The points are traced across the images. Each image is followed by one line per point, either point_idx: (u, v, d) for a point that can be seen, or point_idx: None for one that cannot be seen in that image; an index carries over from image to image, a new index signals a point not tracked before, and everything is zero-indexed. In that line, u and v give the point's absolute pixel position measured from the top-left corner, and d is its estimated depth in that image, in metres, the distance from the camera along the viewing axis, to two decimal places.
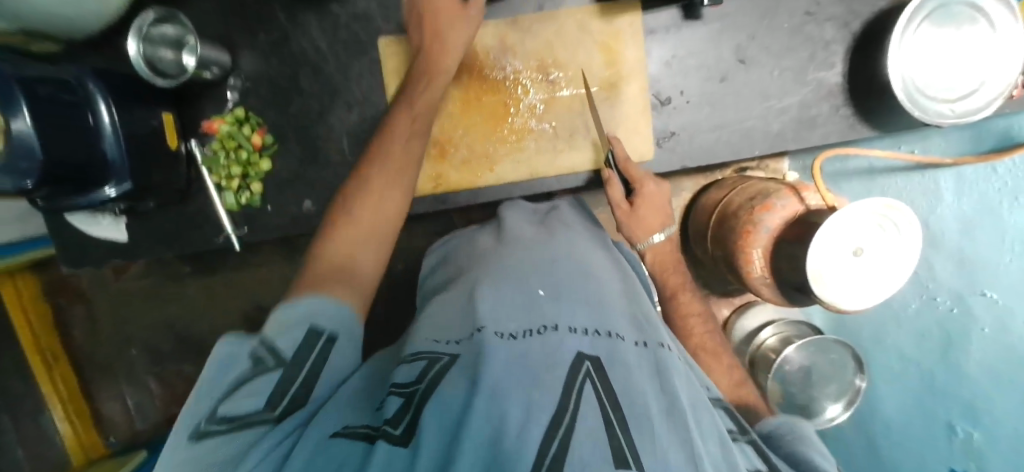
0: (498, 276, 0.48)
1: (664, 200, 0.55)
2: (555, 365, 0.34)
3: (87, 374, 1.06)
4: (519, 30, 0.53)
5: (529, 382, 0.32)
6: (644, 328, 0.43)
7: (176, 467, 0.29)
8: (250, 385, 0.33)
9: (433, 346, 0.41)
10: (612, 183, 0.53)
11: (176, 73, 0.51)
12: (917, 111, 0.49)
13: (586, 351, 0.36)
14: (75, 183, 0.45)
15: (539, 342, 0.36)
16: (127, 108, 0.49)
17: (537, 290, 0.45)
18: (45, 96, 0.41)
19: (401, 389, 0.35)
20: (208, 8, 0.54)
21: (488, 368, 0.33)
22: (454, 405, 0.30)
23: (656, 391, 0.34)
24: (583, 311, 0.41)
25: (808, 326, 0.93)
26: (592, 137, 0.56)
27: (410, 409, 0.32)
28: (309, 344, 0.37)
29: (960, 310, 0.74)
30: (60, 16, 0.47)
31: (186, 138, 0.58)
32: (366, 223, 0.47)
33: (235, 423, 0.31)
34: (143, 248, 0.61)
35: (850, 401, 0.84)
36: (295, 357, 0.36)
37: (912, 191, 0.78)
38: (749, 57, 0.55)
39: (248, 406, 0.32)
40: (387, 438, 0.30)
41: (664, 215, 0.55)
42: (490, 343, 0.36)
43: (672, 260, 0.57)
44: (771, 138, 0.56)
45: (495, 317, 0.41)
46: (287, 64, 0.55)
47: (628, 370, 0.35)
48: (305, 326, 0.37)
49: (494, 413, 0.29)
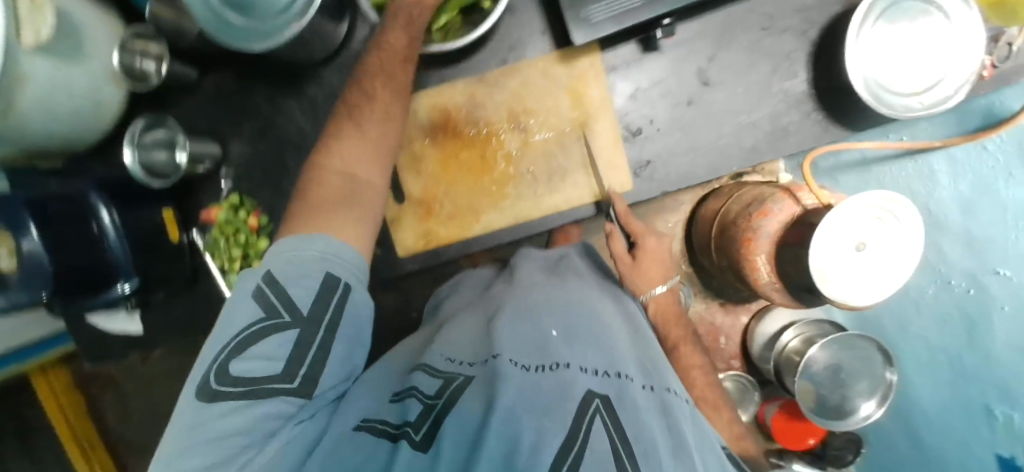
0: (510, 312, 0.49)
1: (665, 253, 0.60)
2: (569, 395, 0.36)
3: (123, 457, 1.11)
4: (486, 86, 0.56)
5: (542, 409, 0.34)
6: (651, 372, 0.45)
7: (197, 423, 0.34)
8: (268, 340, 0.38)
9: (450, 364, 0.44)
10: (615, 239, 0.58)
11: (170, 172, 0.54)
12: (882, 108, 0.50)
13: (596, 388, 0.37)
14: (83, 286, 0.48)
15: (550, 378, 0.38)
16: (129, 211, 0.52)
17: (551, 330, 0.46)
18: (50, 213, 0.44)
19: (421, 398, 0.38)
20: (197, 106, 0.59)
21: (503, 389, 0.35)
22: (472, 420, 0.34)
23: (664, 433, 0.36)
24: (595, 353, 0.43)
25: (830, 323, 0.91)
26: (589, 183, 0.58)
27: (430, 418, 0.36)
28: (325, 295, 0.42)
29: (977, 291, 0.70)
30: (59, 134, 0.51)
31: (188, 228, 0.61)
32: (359, 188, 0.50)
33: (252, 388, 0.36)
34: (157, 337, 0.63)
35: (884, 397, 0.80)
36: (309, 316, 0.40)
37: (907, 177, 0.79)
38: (713, 79, 0.56)
39: (268, 370, 0.37)
40: (410, 442, 0.33)
41: (664, 267, 0.60)
42: (505, 370, 0.38)
43: (673, 311, 0.60)
44: (746, 153, 0.57)
45: (509, 347, 0.43)
46: (274, 148, 0.58)
47: (637, 410, 0.37)
48: (322, 272, 0.43)
49: (510, 433, 0.32)
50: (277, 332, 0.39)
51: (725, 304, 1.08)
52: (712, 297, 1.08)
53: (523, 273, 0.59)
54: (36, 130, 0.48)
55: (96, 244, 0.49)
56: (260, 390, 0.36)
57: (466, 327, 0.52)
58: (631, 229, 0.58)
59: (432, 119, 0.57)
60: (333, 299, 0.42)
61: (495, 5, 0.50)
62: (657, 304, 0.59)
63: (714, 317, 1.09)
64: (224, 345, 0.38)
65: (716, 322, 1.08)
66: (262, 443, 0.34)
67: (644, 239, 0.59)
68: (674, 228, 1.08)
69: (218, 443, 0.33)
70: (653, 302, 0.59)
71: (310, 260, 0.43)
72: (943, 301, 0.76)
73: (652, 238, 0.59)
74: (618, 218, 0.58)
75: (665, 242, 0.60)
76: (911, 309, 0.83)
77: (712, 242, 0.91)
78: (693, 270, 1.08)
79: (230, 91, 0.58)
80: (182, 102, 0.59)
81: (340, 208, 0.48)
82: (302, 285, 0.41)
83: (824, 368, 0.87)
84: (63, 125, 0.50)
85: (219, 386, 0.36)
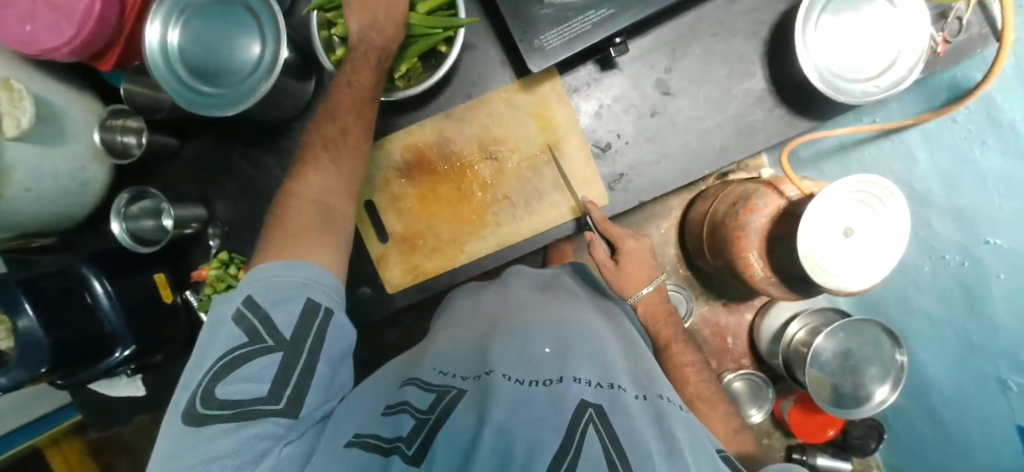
0: (504, 330, 0.50)
1: (647, 255, 0.62)
2: (562, 405, 0.37)
3: None
4: (455, 121, 0.58)
5: (536, 421, 0.35)
6: (643, 381, 0.45)
7: (181, 450, 0.34)
8: (253, 364, 0.38)
9: (443, 377, 0.45)
10: (596, 244, 0.59)
11: (159, 237, 0.56)
12: (837, 95, 0.51)
13: (589, 398, 0.38)
14: (84, 357, 0.50)
15: (545, 390, 0.39)
16: (123, 280, 0.54)
17: (544, 348, 0.46)
18: (45, 289, 0.46)
19: (414, 413, 0.39)
20: (180, 172, 0.61)
21: (497, 404, 0.36)
22: (466, 432, 0.35)
23: (657, 437, 0.36)
24: (589, 364, 0.43)
25: (834, 311, 0.90)
26: (570, 201, 0.59)
27: (423, 431, 0.36)
28: (307, 320, 0.42)
29: (971, 264, 0.69)
30: (49, 215, 0.53)
31: (181, 290, 0.62)
32: (337, 218, 0.51)
33: (240, 411, 0.36)
34: (160, 400, 0.64)
35: (898, 379, 0.79)
36: (292, 340, 0.40)
37: (887, 156, 0.79)
38: (673, 88, 0.57)
39: (253, 393, 0.36)
40: (404, 456, 0.34)
41: (647, 270, 0.62)
42: (498, 385, 0.39)
43: (663, 310, 0.63)
44: (716, 155, 0.58)
45: (504, 361, 0.44)
46: (258, 204, 0.60)
47: (630, 417, 0.37)
48: (304, 298, 0.43)
49: (502, 446, 0.33)
50: (261, 356, 0.39)
51: (728, 303, 1.07)
52: (714, 298, 1.07)
53: (513, 292, 0.59)
54: (25, 213, 0.49)
55: (92, 314, 0.50)
56: (248, 412, 0.36)
57: (459, 337, 0.53)
58: (609, 233, 0.59)
59: (406, 158, 0.59)
60: (315, 322, 0.42)
61: (452, 46, 0.52)
62: (647, 302, 0.63)
63: (719, 317, 1.08)
64: (209, 369, 0.38)
65: (722, 322, 1.08)
66: (252, 466, 0.33)
67: (624, 243, 0.60)
68: (665, 233, 1.08)
69: (208, 465, 0.32)
70: (640, 304, 0.63)
71: (291, 287, 0.43)
72: (939, 273, 0.76)
73: (631, 242, 0.61)
74: (596, 226, 0.59)
75: (646, 244, 0.62)
76: (910, 286, 0.83)
77: (705, 243, 0.91)
78: (691, 272, 1.08)
79: (210, 154, 0.60)
80: (166, 169, 0.61)
81: (311, 248, 0.48)
82: (285, 309, 0.41)
83: (833, 356, 0.85)
84: (53, 204, 0.52)
85: (206, 408, 0.36)
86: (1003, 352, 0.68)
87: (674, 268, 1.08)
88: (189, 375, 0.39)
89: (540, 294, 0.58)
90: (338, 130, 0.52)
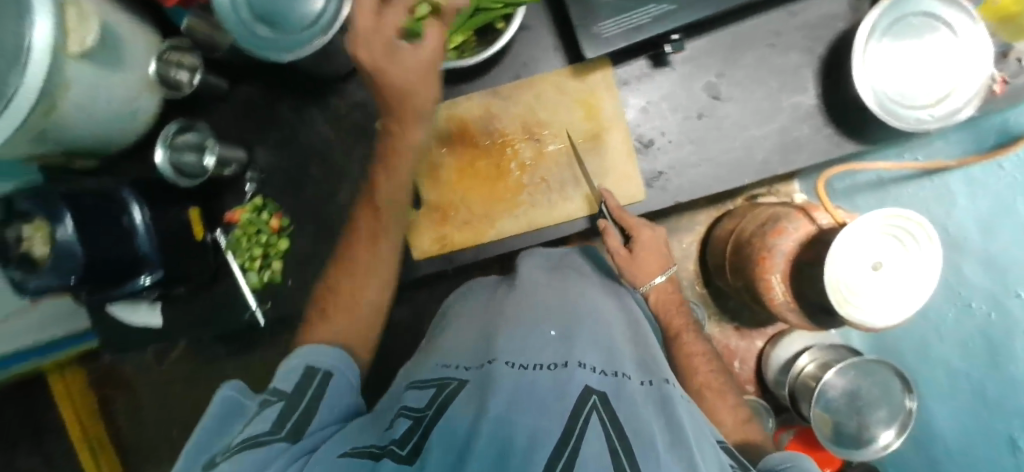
0: (509, 317, 0.50)
1: (663, 242, 0.57)
2: (566, 392, 0.36)
3: (132, 460, 1.16)
4: (501, 98, 0.58)
5: (537, 407, 0.34)
6: (649, 368, 0.44)
7: None
8: (262, 415, 0.40)
9: (448, 370, 0.45)
10: (609, 234, 0.55)
11: (198, 173, 0.56)
12: (891, 120, 0.50)
13: (593, 386, 0.37)
14: (113, 277, 0.50)
15: (549, 376, 0.38)
16: (159, 208, 0.55)
17: (550, 330, 0.46)
18: (86, 204, 0.47)
19: (411, 413, 0.39)
20: (227, 115, 0.62)
21: (496, 393, 0.36)
22: (462, 428, 0.34)
23: (663, 427, 0.35)
24: (595, 351, 0.43)
25: (848, 349, 0.87)
26: (585, 191, 0.59)
27: (418, 433, 0.35)
28: (307, 380, 0.44)
29: (998, 315, 0.67)
30: (97, 136, 0.54)
31: (212, 228, 0.64)
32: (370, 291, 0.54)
33: (246, 443, 0.36)
34: (176, 332, 0.66)
35: (904, 425, 0.74)
36: (294, 391, 0.43)
37: (927, 197, 0.78)
38: (723, 93, 0.57)
39: (259, 427, 0.38)
40: (396, 457, 0.33)
41: (661, 260, 0.58)
42: (500, 373, 0.39)
43: (674, 301, 0.60)
44: (758, 165, 0.58)
45: (507, 350, 0.43)
46: (298, 156, 0.62)
47: (635, 405, 0.36)
48: (304, 366, 0.46)
49: (501, 435, 0.31)
50: (267, 407, 0.41)
51: (739, 327, 1.06)
52: (727, 319, 1.07)
53: (523, 274, 0.59)
54: (75, 130, 0.51)
55: (127, 237, 0.51)
56: (249, 444, 0.36)
57: (465, 335, 0.53)
58: (624, 222, 0.55)
59: (449, 129, 0.59)
60: (315, 380, 0.45)
61: (508, 23, 0.53)
62: (660, 290, 0.59)
63: (729, 341, 1.07)
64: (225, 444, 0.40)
65: (731, 344, 1.07)
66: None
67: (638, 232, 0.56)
68: (686, 248, 1.07)
69: None
70: (653, 292, 0.59)
71: (295, 367, 0.46)
72: (960, 324, 0.74)
73: (647, 230, 0.56)
74: (610, 215, 0.57)
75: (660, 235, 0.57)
76: (933, 334, 0.80)
77: (726, 260, 0.90)
78: (707, 290, 1.07)
79: (259, 101, 0.62)
80: (214, 110, 0.62)
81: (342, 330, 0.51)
82: (288, 377, 0.45)
83: (841, 395, 0.81)
84: (101, 128, 0.53)
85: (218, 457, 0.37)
86: (1019, 411, 0.64)
87: (690, 283, 1.08)
88: (200, 442, 0.41)
89: (551, 273, 0.58)
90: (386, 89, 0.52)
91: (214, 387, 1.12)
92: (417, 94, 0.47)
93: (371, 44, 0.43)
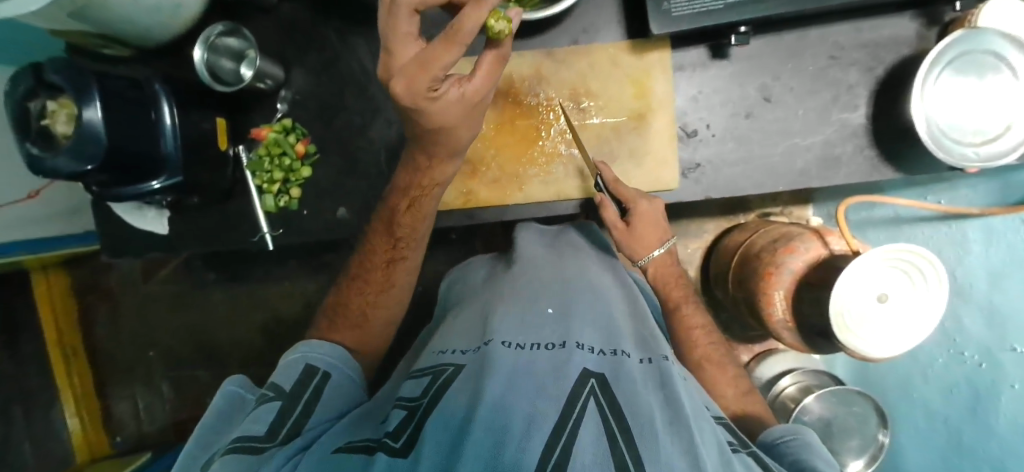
0: (507, 296, 0.49)
1: (659, 215, 0.57)
2: (565, 374, 0.35)
3: (103, 373, 1.14)
4: (554, 61, 0.58)
5: (536, 390, 0.32)
6: (648, 345, 0.43)
7: None
8: (257, 413, 0.39)
9: (443, 356, 0.43)
10: (605, 207, 0.56)
11: (233, 81, 0.56)
12: (942, 154, 0.50)
13: (591, 368, 0.36)
14: (130, 172, 0.49)
15: (548, 356, 0.37)
16: (188, 112, 0.53)
17: (547, 308, 0.45)
18: (115, 90, 0.45)
19: (405, 404, 0.37)
20: (270, 29, 0.60)
21: (493, 376, 0.33)
22: (456, 415, 0.31)
23: (661, 404, 0.34)
24: (594, 331, 0.42)
25: (830, 376, 0.87)
26: (579, 162, 0.59)
27: (412, 425, 0.33)
28: (305, 381, 0.44)
29: (989, 366, 0.65)
30: (136, 24, 0.52)
31: (236, 143, 0.62)
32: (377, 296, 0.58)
33: (236, 444, 0.36)
34: (179, 244, 0.64)
35: (873, 457, 0.76)
36: (291, 392, 0.42)
37: (941, 240, 0.74)
38: (775, 96, 0.57)
39: (253, 428, 0.37)
40: (388, 450, 0.31)
41: (658, 232, 0.58)
42: (496, 353, 0.37)
43: (674, 281, 0.60)
44: (795, 174, 0.57)
45: (503, 330, 0.41)
46: (335, 83, 0.61)
47: (635, 384, 0.35)
48: (302, 364, 0.46)
49: (499, 421, 0.29)
50: (264, 405, 0.40)
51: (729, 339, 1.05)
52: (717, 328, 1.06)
53: (523, 247, 0.60)
54: (117, 13, 0.48)
55: (154, 132, 0.49)
56: (243, 448, 0.35)
57: (466, 318, 0.50)
58: (620, 195, 0.56)
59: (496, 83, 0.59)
60: (313, 382, 0.45)
61: None
62: (658, 263, 0.60)
63: None
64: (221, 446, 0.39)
65: None
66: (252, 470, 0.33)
67: (635, 204, 0.56)
68: (691, 254, 1.07)
69: None
70: (650, 265, 0.60)
71: (294, 365, 0.46)
72: (949, 369, 0.71)
73: (644, 203, 0.57)
74: (607, 187, 0.57)
75: (655, 204, 0.57)
76: (918, 377, 0.77)
77: (732, 271, 0.86)
78: (704, 299, 1.05)
79: (305, 21, 0.60)
80: (256, 21, 0.60)
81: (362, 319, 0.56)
82: (286, 375, 0.45)
83: (817, 419, 0.80)
84: (143, 16, 0.51)
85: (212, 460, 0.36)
86: (991, 459, 0.64)
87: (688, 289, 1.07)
88: (197, 439, 0.41)
89: (548, 250, 0.60)
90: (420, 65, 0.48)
91: (197, 312, 1.11)
92: (456, 131, 0.42)
93: (416, 84, 0.33)
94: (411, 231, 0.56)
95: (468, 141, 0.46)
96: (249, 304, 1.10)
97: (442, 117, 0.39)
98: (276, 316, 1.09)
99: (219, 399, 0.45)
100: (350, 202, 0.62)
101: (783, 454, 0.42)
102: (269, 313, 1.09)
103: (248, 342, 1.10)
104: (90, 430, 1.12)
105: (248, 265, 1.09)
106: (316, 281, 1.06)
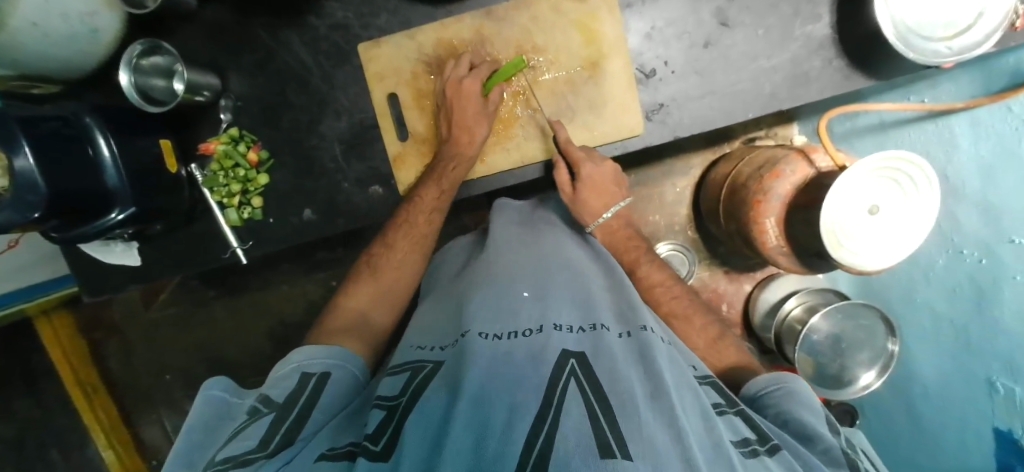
0: (480, 283, 0.48)
1: (607, 178, 0.57)
2: (542, 360, 0.34)
3: (125, 404, 1.16)
4: (495, 20, 0.56)
5: (515, 380, 0.31)
6: (628, 317, 0.43)
7: None
8: (249, 429, 0.36)
9: (420, 352, 0.43)
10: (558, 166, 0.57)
11: (168, 100, 0.55)
12: (912, 53, 0.47)
13: (571, 348, 0.36)
14: (84, 211, 0.47)
15: (525, 342, 0.36)
16: (124, 137, 0.51)
17: (522, 291, 0.44)
18: (46, 133, 0.43)
19: (383, 403, 0.35)
20: (196, 36, 0.59)
21: (471, 369, 0.33)
22: (437, 413, 0.31)
23: (641, 379, 0.33)
24: (570, 310, 0.42)
25: (835, 292, 0.85)
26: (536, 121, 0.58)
27: (390, 426, 0.32)
28: (300, 386, 0.42)
29: (989, 262, 0.60)
30: (53, 58, 0.49)
31: (186, 163, 0.61)
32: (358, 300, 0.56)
33: (228, 462, 0.32)
34: (157, 270, 0.64)
35: (885, 366, 0.74)
36: (284, 402, 0.39)
37: (929, 141, 0.68)
38: (732, 19, 0.53)
39: (243, 446, 0.34)
40: (368, 454, 0.30)
41: (608, 195, 0.58)
42: (474, 344, 0.36)
43: (626, 236, 0.60)
44: (764, 99, 0.54)
45: (480, 319, 0.40)
46: (274, 81, 0.59)
47: (614, 359, 0.34)
48: (298, 373, 0.43)
49: (480, 413, 0.29)
50: (256, 419, 0.37)
51: (729, 271, 1.03)
52: (716, 264, 1.04)
53: (497, 229, 0.59)
54: (27, 50, 0.45)
55: (94, 167, 0.47)
56: (233, 464, 0.32)
57: (445, 310, 0.50)
58: (569, 155, 0.55)
59: (437, 53, 0.57)
60: (305, 391, 0.41)
61: None
62: (606, 229, 0.60)
63: (717, 284, 1.04)
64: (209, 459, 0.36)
65: (720, 288, 1.03)
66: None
67: (581, 168, 0.55)
68: (680, 193, 1.04)
69: None
70: (599, 231, 0.60)
71: (286, 375, 0.43)
72: (952, 270, 0.66)
73: (591, 166, 0.56)
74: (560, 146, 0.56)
75: (608, 166, 0.57)
76: (920, 280, 0.73)
77: (721, 205, 0.84)
78: (698, 236, 1.04)
79: (231, 21, 0.58)
80: (182, 29, 0.59)
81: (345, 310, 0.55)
82: (281, 387, 0.42)
83: (825, 338, 0.80)
84: (61, 47, 0.49)
85: None
86: (999, 354, 0.60)
87: (681, 229, 1.05)
88: (181, 453, 0.37)
89: (521, 230, 0.59)
90: (448, 102, 0.55)
91: (205, 330, 1.12)
92: (472, 122, 0.55)
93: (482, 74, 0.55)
94: (427, 220, 0.57)
95: (481, 144, 0.56)
96: (252, 315, 1.10)
97: (463, 111, 0.54)
98: (281, 321, 1.09)
99: (199, 405, 0.42)
100: (316, 202, 0.61)
101: (767, 406, 0.42)
102: (273, 320, 1.10)
103: (258, 351, 1.11)
104: (127, 460, 1.15)
105: (243, 276, 1.09)
106: (313, 281, 1.06)
